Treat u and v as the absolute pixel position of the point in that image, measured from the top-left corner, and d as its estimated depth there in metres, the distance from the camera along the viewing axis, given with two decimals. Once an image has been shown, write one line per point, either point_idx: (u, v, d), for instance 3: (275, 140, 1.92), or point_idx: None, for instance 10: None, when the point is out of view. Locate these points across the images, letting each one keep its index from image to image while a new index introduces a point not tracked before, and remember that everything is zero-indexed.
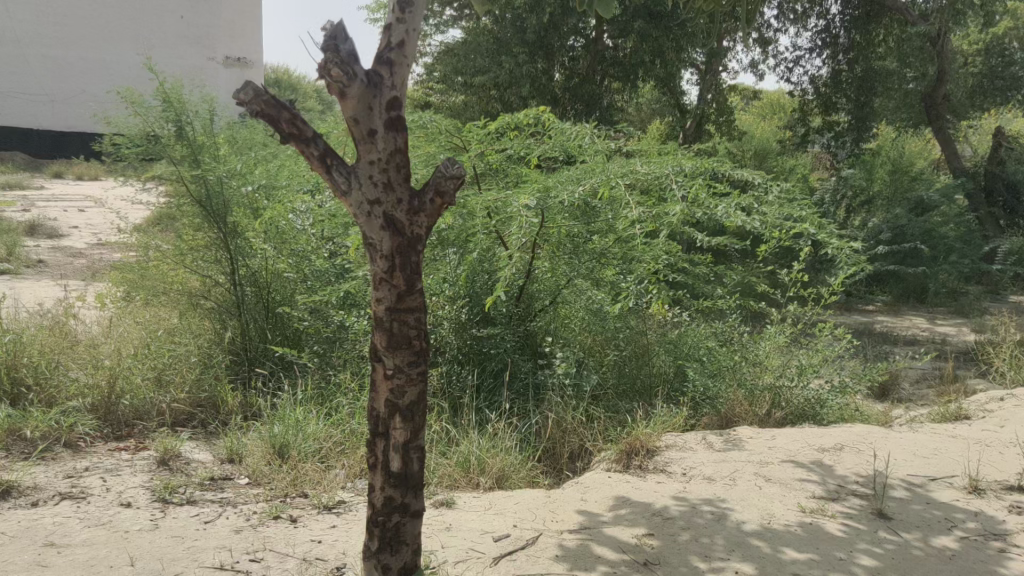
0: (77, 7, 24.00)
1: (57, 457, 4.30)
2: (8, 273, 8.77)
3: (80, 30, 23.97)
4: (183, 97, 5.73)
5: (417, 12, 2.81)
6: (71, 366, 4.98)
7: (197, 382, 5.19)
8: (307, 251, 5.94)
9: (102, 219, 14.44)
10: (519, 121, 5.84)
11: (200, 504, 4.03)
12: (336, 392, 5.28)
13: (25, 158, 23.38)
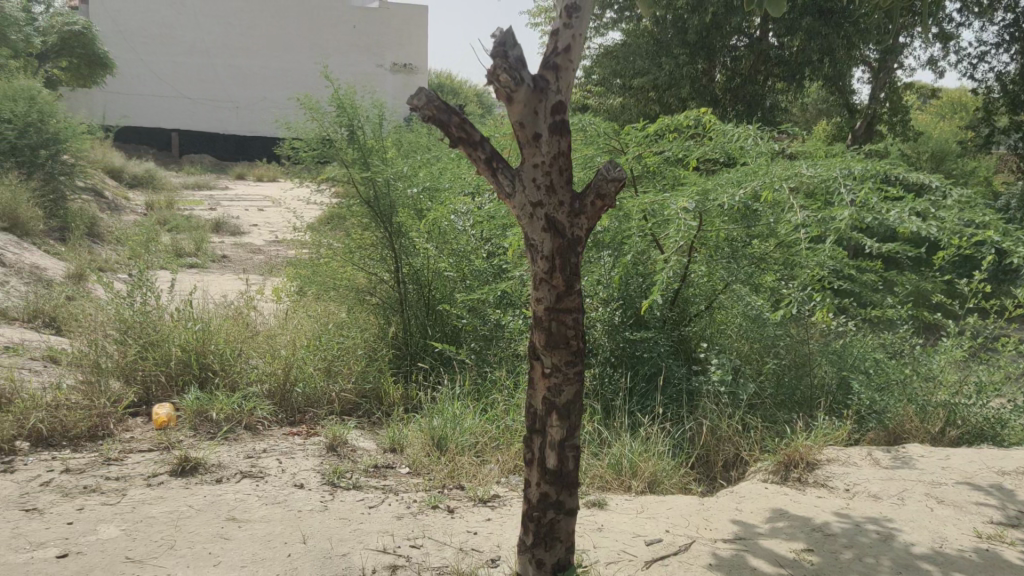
0: (261, 23, 28.62)
1: (239, 438, 4.64)
2: (198, 266, 9.58)
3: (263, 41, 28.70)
4: (355, 103, 6.07)
5: (584, 16, 2.83)
6: (251, 354, 5.36)
7: (363, 373, 5.48)
8: (467, 251, 6.14)
9: (279, 217, 15.51)
10: (678, 123, 5.76)
11: (365, 490, 4.25)
12: (492, 389, 5.41)
13: (212, 161, 27.18)
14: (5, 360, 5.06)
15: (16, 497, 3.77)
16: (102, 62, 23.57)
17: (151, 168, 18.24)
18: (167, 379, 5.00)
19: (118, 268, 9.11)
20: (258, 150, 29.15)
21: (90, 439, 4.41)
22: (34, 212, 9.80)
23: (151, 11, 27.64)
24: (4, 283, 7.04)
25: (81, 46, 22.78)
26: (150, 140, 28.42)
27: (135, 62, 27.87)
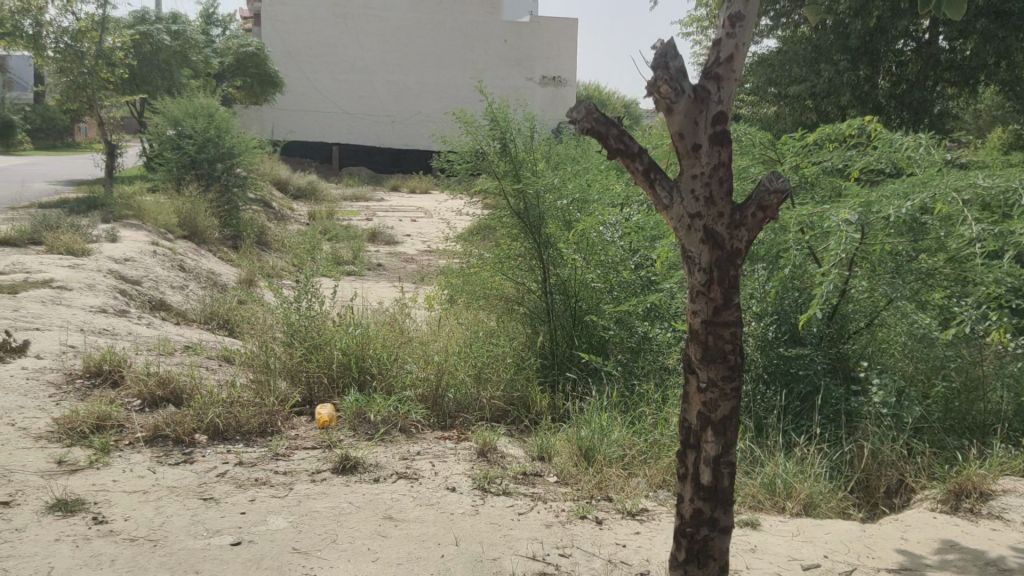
0: (417, 39, 29.83)
1: (394, 439, 4.81)
2: (355, 273, 10.04)
3: (418, 57, 29.92)
4: (508, 116, 6.24)
5: (748, 26, 2.79)
6: (406, 359, 5.56)
7: (511, 381, 5.57)
8: (615, 262, 6.05)
9: (431, 227, 16.04)
10: (840, 132, 5.57)
11: (514, 496, 4.31)
12: (640, 402, 5.37)
13: (368, 174, 28.53)
14: (186, 358, 5.47)
15: (195, 485, 4.06)
16: (272, 80, 24.85)
17: (314, 180, 19.28)
18: (329, 382, 5.25)
19: (285, 275, 9.69)
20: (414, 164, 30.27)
21: (260, 435, 4.68)
22: (210, 221, 10.57)
23: (317, 32, 29.27)
24: (184, 287, 7.63)
25: (254, 66, 24.35)
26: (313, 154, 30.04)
27: (301, 80, 29.48)
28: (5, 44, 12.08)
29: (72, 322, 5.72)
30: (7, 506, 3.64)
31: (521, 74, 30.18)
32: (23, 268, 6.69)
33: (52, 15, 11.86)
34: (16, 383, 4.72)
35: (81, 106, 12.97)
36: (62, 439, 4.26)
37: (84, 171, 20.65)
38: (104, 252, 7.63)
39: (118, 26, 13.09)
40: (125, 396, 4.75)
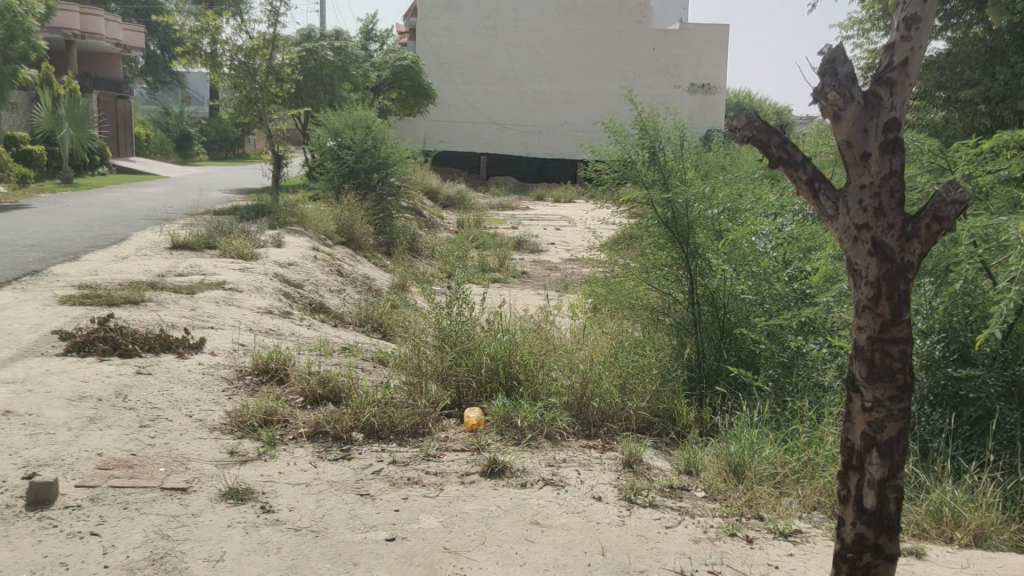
0: (566, 48, 30.10)
1: (540, 445, 4.83)
2: (502, 280, 10.23)
3: (567, 67, 30.17)
4: (657, 124, 6.19)
5: (926, 27, 2.64)
6: (552, 366, 5.61)
7: (657, 393, 5.49)
8: (768, 274, 5.87)
9: (575, 236, 16.09)
10: (1020, 138, 5.18)
11: (661, 509, 4.23)
12: (793, 419, 5.19)
13: (514, 183, 29.00)
14: (344, 359, 5.73)
15: (353, 481, 4.24)
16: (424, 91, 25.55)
17: (463, 189, 19.82)
18: (477, 387, 5.36)
19: (436, 282, 10.00)
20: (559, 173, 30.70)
21: (413, 435, 4.82)
22: (366, 229, 11.06)
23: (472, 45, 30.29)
24: (342, 291, 8.02)
25: (409, 78, 25.18)
26: (462, 165, 30.98)
27: (452, 92, 30.59)
28: (186, 62, 13.07)
29: (241, 322, 6.12)
30: (185, 492, 3.93)
31: (669, 82, 29.84)
32: (200, 271, 7.22)
33: (229, 35, 12.74)
34: (193, 377, 5.10)
35: (252, 119, 13.86)
36: (234, 432, 4.56)
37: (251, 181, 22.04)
38: (270, 256, 8.11)
39: (286, 43, 13.89)
40: (289, 393, 5.03)
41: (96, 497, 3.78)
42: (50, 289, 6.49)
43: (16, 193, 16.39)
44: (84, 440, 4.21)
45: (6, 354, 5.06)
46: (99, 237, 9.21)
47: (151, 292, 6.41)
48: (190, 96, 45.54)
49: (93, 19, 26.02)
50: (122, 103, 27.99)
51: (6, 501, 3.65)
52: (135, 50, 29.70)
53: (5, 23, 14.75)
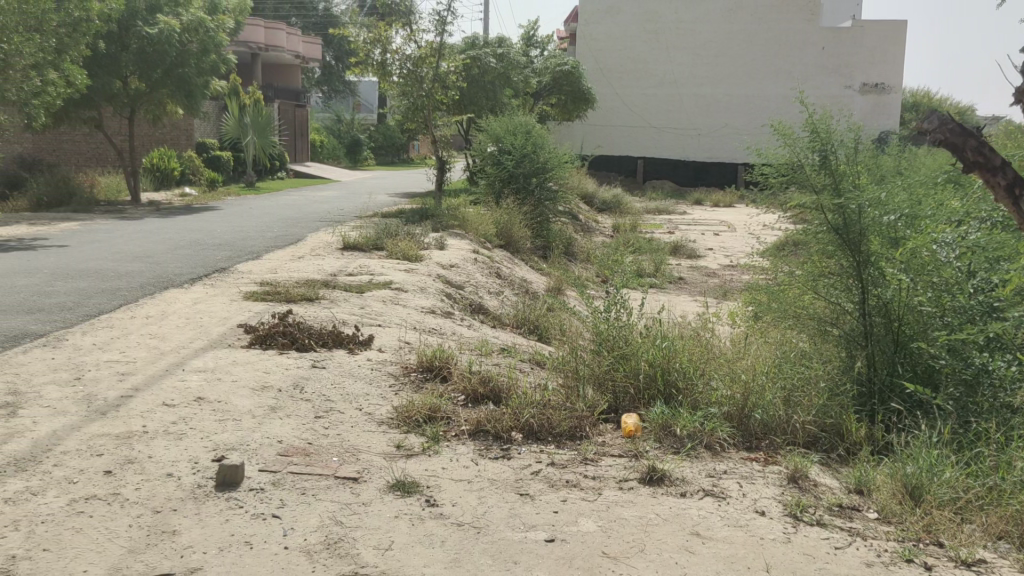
0: (729, 49, 29.53)
1: (700, 456, 4.70)
2: (658, 285, 10.16)
3: (729, 68, 29.57)
4: (830, 128, 6.05)
5: None
6: (712, 376, 5.48)
7: (824, 408, 5.25)
8: (950, 285, 5.45)
9: (735, 242, 15.73)
10: None
11: (830, 528, 4.03)
12: (976, 441, 4.87)
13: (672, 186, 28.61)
14: (504, 360, 5.84)
15: (512, 480, 4.30)
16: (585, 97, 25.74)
17: (620, 193, 19.78)
18: (636, 393, 5.32)
19: (592, 287, 10.04)
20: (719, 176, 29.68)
21: (571, 438, 4.84)
22: (524, 232, 11.27)
23: (631, 48, 30.13)
24: (500, 293, 8.21)
25: (569, 84, 25.43)
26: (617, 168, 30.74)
27: (608, 95, 30.58)
28: (359, 71, 13.74)
29: (407, 320, 6.36)
30: (356, 482, 4.12)
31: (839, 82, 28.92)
32: (368, 271, 7.56)
33: (399, 44, 13.29)
34: (362, 372, 5.34)
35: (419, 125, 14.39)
36: (401, 426, 4.74)
37: (414, 184, 22.87)
38: (433, 258, 8.40)
39: (453, 51, 14.34)
40: (452, 391, 5.17)
41: (277, 481, 4.03)
42: (236, 285, 6.98)
43: (205, 197, 17.79)
44: (266, 427, 4.50)
45: (199, 344, 5.49)
46: (278, 237, 9.82)
47: (325, 290, 6.79)
48: (360, 103, 47.83)
49: (275, 33, 27.96)
50: (300, 112, 29.74)
51: (199, 480, 3.95)
52: (311, 61, 31.53)
53: (200, 38, 16.01)
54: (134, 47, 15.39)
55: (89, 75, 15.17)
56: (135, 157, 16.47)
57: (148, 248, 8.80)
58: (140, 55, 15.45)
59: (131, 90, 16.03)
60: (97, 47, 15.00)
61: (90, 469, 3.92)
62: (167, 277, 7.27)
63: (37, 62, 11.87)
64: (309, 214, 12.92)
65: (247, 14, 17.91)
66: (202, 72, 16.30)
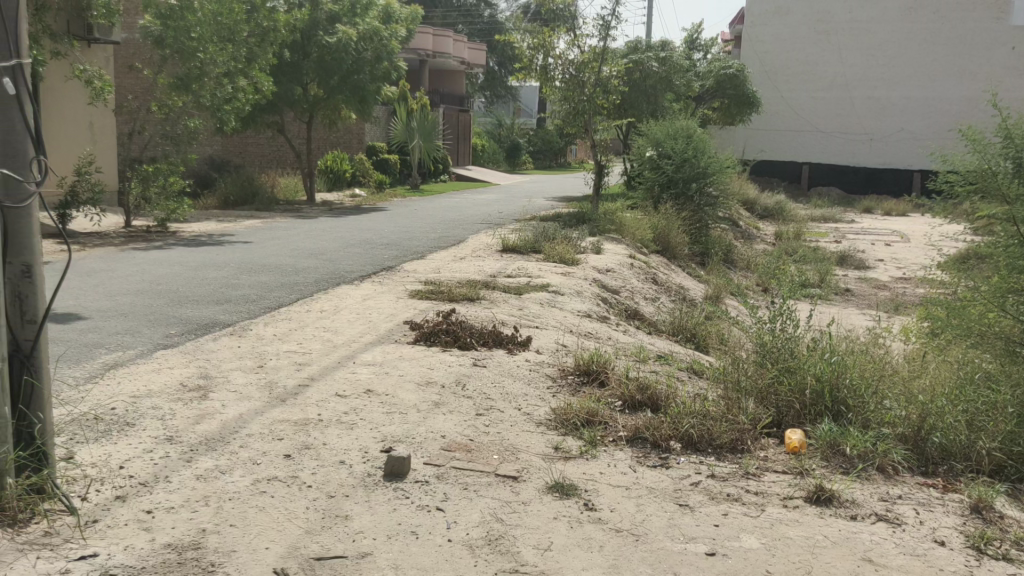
0: (907, 49, 28.05)
1: (871, 478, 4.47)
2: (822, 296, 9.79)
3: (907, 70, 28.10)
4: None
5: None
6: (886, 396, 5.20)
7: (1013, 434, 4.85)
8: None
9: (909, 253, 14.87)
10: None
11: (1018, 564, 3.72)
12: None
13: (839, 195, 27.41)
14: (662, 368, 5.79)
15: (672, 490, 4.22)
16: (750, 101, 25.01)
17: (784, 200, 19.15)
18: (801, 408, 5.13)
19: (753, 298, 9.79)
20: (892, 181, 28.47)
21: (731, 451, 4.71)
22: (682, 238, 11.14)
23: (797, 50, 29.08)
24: (656, 299, 8.16)
25: (733, 87, 24.82)
26: (781, 174, 29.68)
27: (774, 99, 29.56)
28: (523, 77, 14.00)
29: (563, 323, 6.42)
30: (516, 480, 4.18)
31: None
32: (526, 273, 7.69)
33: (562, 49, 13.43)
34: (522, 373, 5.42)
35: (578, 130, 14.47)
36: (559, 427, 4.78)
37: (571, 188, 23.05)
38: (590, 262, 8.44)
39: (616, 56, 14.35)
40: (609, 396, 5.16)
41: (441, 475, 4.15)
42: (402, 283, 7.26)
43: (375, 198, 18.65)
44: (430, 422, 4.66)
45: (368, 339, 5.75)
46: (441, 238, 10.15)
47: (485, 290, 6.96)
48: (521, 107, 48.61)
49: (443, 39, 28.83)
50: (465, 116, 30.41)
51: (369, 470, 4.13)
52: (476, 67, 32.30)
53: (374, 46, 16.75)
54: (315, 56, 16.30)
55: (274, 82, 16.21)
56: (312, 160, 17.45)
57: (322, 246, 9.30)
58: (320, 63, 16.33)
59: (310, 96, 17.01)
60: (282, 55, 16.00)
61: (272, 452, 4.19)
62: (340, 273, 7.66)
63: (230, 70, 12.77)
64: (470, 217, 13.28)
65: (418, 23, 18.56)
66: (376, 79, 17.00)
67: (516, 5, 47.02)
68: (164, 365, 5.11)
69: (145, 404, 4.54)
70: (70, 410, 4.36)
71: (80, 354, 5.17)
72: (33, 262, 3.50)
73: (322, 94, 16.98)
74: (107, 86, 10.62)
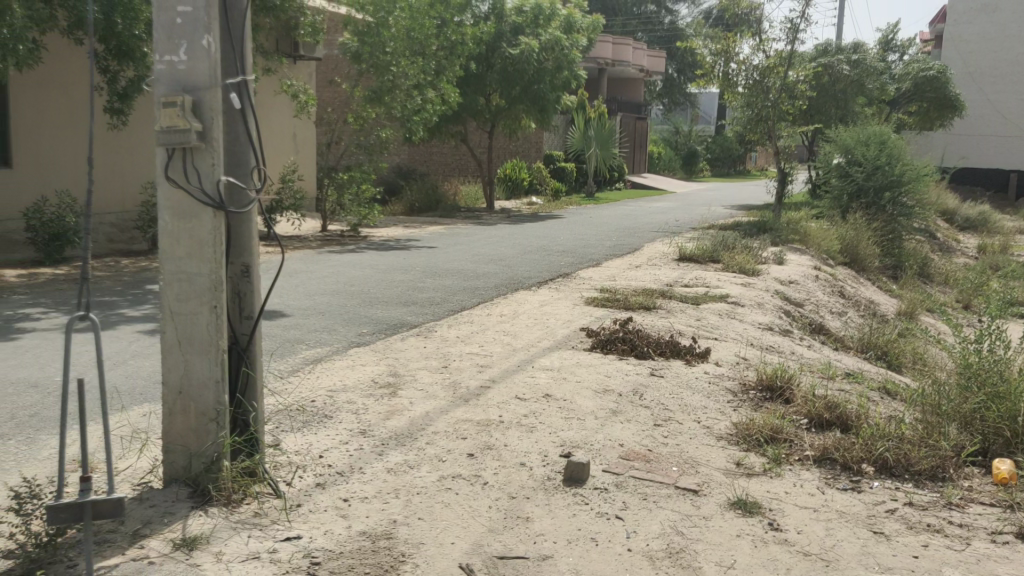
0: None
1: None
2: None
3: None
4: None
5: None
6: None
7: None
8: None
9: None
10: None
11: None
12: None
13: None
14: (851, 386, 5.51)
15: (864, 515, 3.98)
16: (952, 104, 23.32)
17: (989, 210, 17.77)
18: (1010, 437, 4.72)
19: (955, 315, 9.16)
20: None
21: (930, 478, 4.40)
22: (873, 251, 10.60)
23: (1007, 48, 26.83)
24: (843, 313, 7.81)
25: (933, 90, 23.24)
26: (988, 182, 27.86)
27: (981, 103, 27.39)
28: (704, 84, 13.79)
29: (744, 336, 6.25)
30: (697, 494, 4.08)
31: None
32: (705, 283, 7.54)
33: (746, 54, 13.11)
34: (700, 385, 5.32)
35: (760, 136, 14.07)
36: (740, 443, 4.64)
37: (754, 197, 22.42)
38: (771, 273, 8.19)
39: (804, 59, 13.84)
40: (794, 413, 4.96)
41: (620, 483, 4.14)
42: (579, 290, 7.33)
43: (551, 206, 18.92)
44: (608, 429, 4.65)
45: (546, 343, 5.84)
46: (617, 246, 10.14)
47: (662, 299, 6.90)
48: (699, 114, 47.85)
49: (622, 47, 28.75)
50: (642, 124, 30.34)
51: (549, 473, 4.18)
52: (655, 74, 31.99)
53: (555, 56, 17.04)
54: (498, 67, 16.76)
55: (460, 92, 16.81)
56: (491, 167, 17.93)
57: (500, 252, 9.53)
58: (503, 74, 16.81)
59: (492, 106, 17.50)
60: (469, 68, 16.58)
61: (456, 450, 4.33)
62: (518, 279, 7.82)
63: (420, 82, 13.35)
64: (647, 225, 13.22)
65: (599, 32, 18.67)
66: (556, 88, 17.28)
67: (698, 10, 46.27)
68: (358, 361, 5.41)
69: (341, 398, 4.82)
70: (278, 400, 4.71)
71: (284, 349, 5.55)
72: (251, 263, 3.80)
73: (503, 103, 17.41)
74: (310, 99, 11.32)
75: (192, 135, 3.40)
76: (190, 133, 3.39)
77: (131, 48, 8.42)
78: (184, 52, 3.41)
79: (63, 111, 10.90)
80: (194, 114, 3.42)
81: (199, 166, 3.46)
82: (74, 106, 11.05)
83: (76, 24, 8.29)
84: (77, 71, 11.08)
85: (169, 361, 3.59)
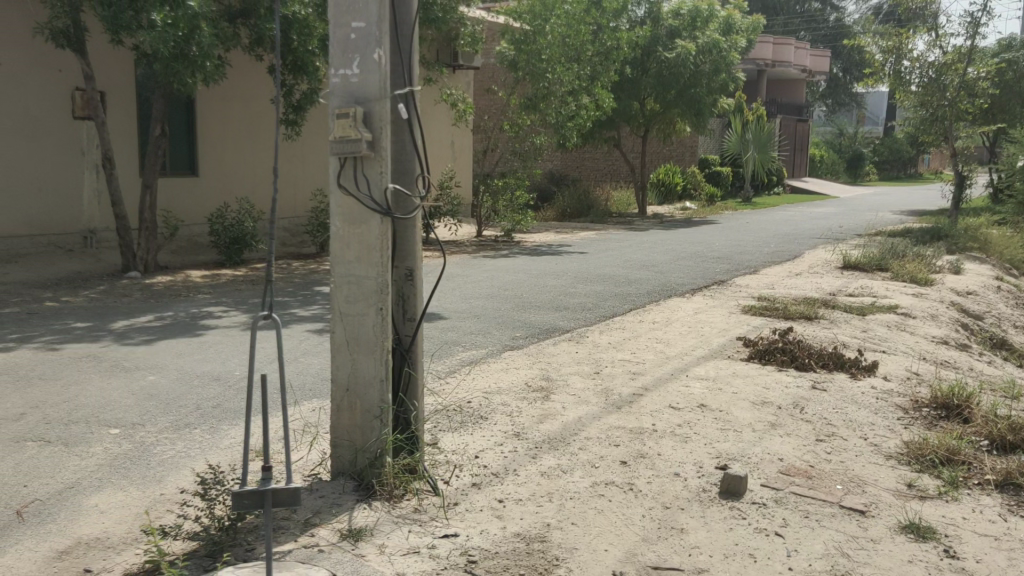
0: None
1: None
2: None
3: None
4: None
5: None
6: None
7: None
8: None
9: None
10: None
11: None
12: None
13: None
14: None
15: None
16: None
17: None
18: None
19: None
20: None
21: None
22: None
23: None
24: None
25: None
26: None
27: None
28: (873, 83, 13.13)
29: (915, 349, 5.89)
30: (863, 515, 3.86)
31: None
32: (871, 292, 7.17)
33: (921, 50, 12.37)
34: (867, 401, 5.05)
35: (935, 138, 13.24)
36: (912, 463, 4.37)
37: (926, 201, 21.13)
38: (947, 283, 7.68)
39: (986, 54, 12.91)
40: (973, 434, 4.62)
41: (780, 499, 3.98)
42: (735, 297, 7.14)
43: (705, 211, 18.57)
44: (766, 443, 4.50)
45: (700, 352, 5.73)
46: (776, 253, 9.80)
47: (825, 309, 6.61)
48: (865, 116, 45.60)
49: (783, 48, 27.74)
50: (803, 126, 29.20)
51: (704, 485, 4.08)
52: (819, 74, 30.66)
53: (712, 59, 16.63)
54: (653, 71, 16.62)
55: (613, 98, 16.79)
56: (644, 172, 17.77)
57: (654, 258, 9.42)
58: (658, 79, 16.64)
59: (647, 111, 17.36)
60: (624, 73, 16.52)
61: (609, 457, 4.31)
62: (672, 286, 7.70)
63: (574, 89, 13.42)
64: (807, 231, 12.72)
65: (759, 33, 18.14)
66: (713, 91, 16.93)
67: (865, 6, 44.12)
68: (512, 364, 5.50)
69: (495, 400, 4.91)
70: (436, 401, 4.85)
71: (442, 351, 5.73)
72: (415, 267, 3.93)
73: (658, 108, 17.23)
74: (467, 107, 11.62)
75: (363, 145, 3.56)
76: (360, 142, 3.55)
77: (304, 61, 8.92)
78: (356, 66, 3.58)
79: (244, 124, 11.68)
80: (364, 124, 3.58)
81: (368, 173, 3.61)
82: (253, 117, 11.79)
83: (256, 41, 8.88)
84: (260, 85, 11.83)
85: (338, 361, 3.77)
